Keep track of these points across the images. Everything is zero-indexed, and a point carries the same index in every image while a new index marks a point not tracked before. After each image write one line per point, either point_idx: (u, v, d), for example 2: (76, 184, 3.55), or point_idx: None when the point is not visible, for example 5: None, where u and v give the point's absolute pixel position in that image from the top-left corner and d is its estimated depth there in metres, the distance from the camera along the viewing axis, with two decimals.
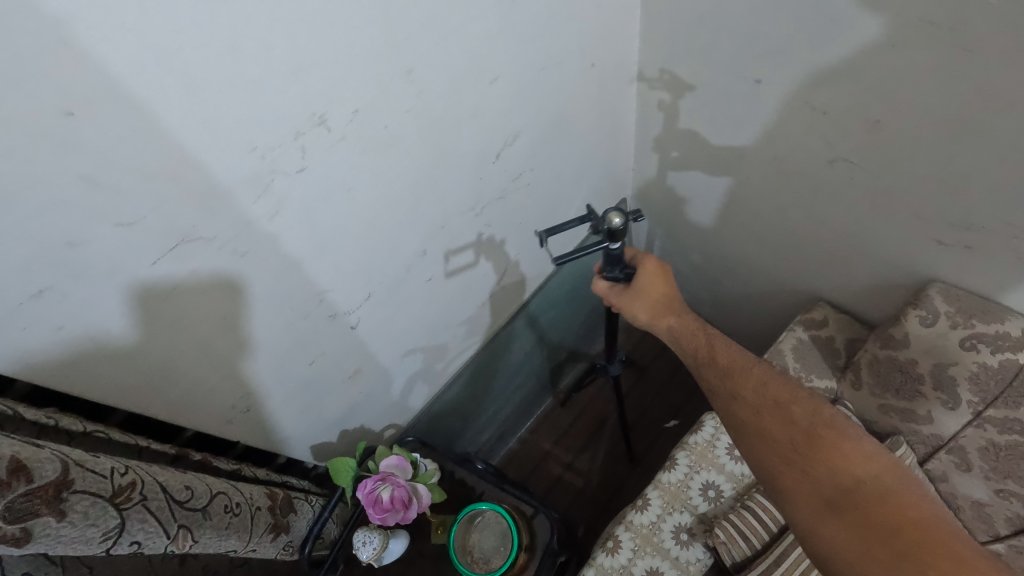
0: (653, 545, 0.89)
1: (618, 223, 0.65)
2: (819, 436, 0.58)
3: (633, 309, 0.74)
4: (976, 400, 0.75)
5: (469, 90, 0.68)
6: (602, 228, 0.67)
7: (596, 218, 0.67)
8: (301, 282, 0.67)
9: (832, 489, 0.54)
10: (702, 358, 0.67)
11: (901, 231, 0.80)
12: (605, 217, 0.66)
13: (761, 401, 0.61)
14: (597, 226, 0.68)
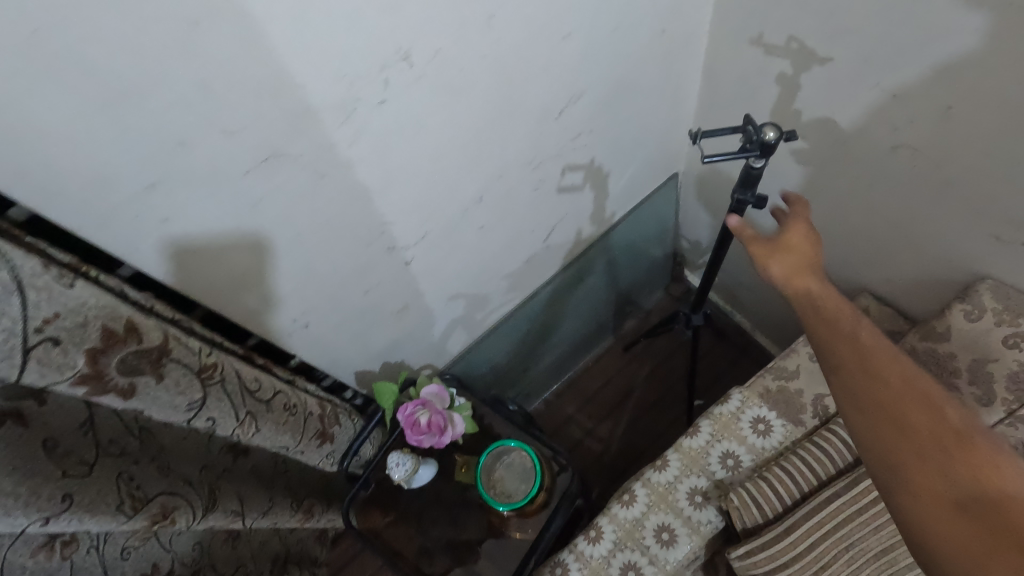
0: (667, 503, 0.93)
1: (773, 138, 0.63)
2: (966, 431, 0.50)
3: (766, 262, 0.63)
4: (1010, 398, 0.76)
5: (543, 43, 0.71)
6: (753, 140, 0.64)
7: (750, 130, 0.63)
8: (367, 211, 0.71)
9: (965, 489, 0.48)
10: (828, 322, 0.58)
11: (957, 225, 0.80)
12: (760, 127, 0.63)
13: (907, 388, 0.52)
14: (748, 137, 0.64)
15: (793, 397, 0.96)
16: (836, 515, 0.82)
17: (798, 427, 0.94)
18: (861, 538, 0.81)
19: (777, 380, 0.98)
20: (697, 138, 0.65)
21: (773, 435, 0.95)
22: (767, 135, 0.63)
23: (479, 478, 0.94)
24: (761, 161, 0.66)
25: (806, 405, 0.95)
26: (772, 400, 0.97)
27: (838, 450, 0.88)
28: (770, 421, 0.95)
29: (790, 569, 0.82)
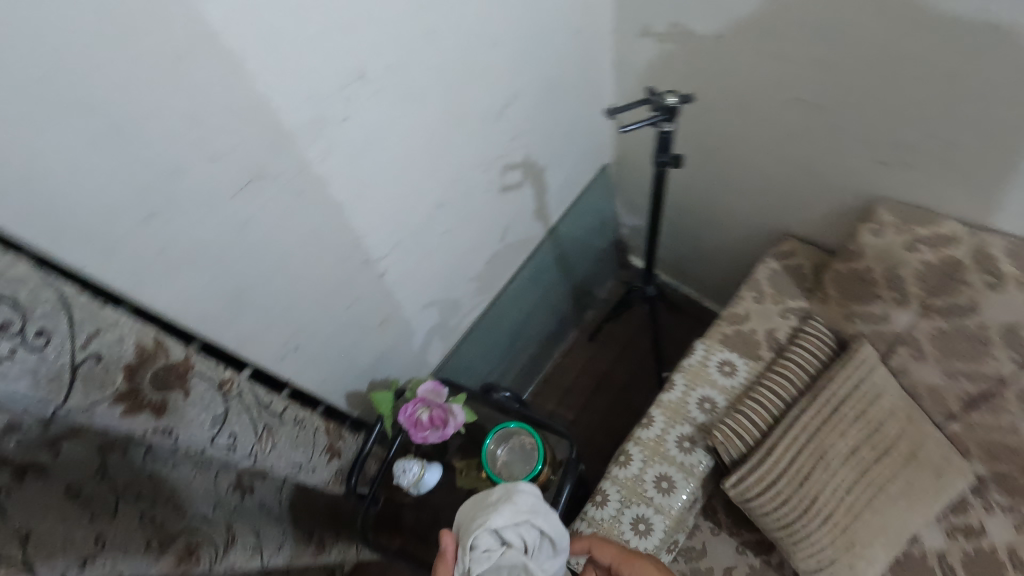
0: (660, 454, 1.00)
1: (675, 101, 0.73)
2: None
3: None
4: (922, 293, 0.90)
5: (477, 53, 0.80)
6: (658, 106, 0.74)
7: (654, 98, 0.73)
8: (343, 224, 0.76)
9: None
10: None
11: (849, 158, 0.94)
12: (661, 94, 0.73)
13: None
14: (654, 105, 0.74)
15: (749, 336, 1.07)
16: (805, 428, 0.94)
17: (758, 361, 1.05)
18: (827, 441, 0.94)
19: (732, 326, 1.09)
20: (613, 113, 0.75)
21: (738, 373, 1.04)
22: (669, 100, 0.73)
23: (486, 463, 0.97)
24: (670, 123, 0.76)
25: (761, 340, 1.06)
26: (732, 343, 1.07)
27: (796, 371, 0.99)
28: (734, 361, 1.05)
29: (780, 483, 0.93)
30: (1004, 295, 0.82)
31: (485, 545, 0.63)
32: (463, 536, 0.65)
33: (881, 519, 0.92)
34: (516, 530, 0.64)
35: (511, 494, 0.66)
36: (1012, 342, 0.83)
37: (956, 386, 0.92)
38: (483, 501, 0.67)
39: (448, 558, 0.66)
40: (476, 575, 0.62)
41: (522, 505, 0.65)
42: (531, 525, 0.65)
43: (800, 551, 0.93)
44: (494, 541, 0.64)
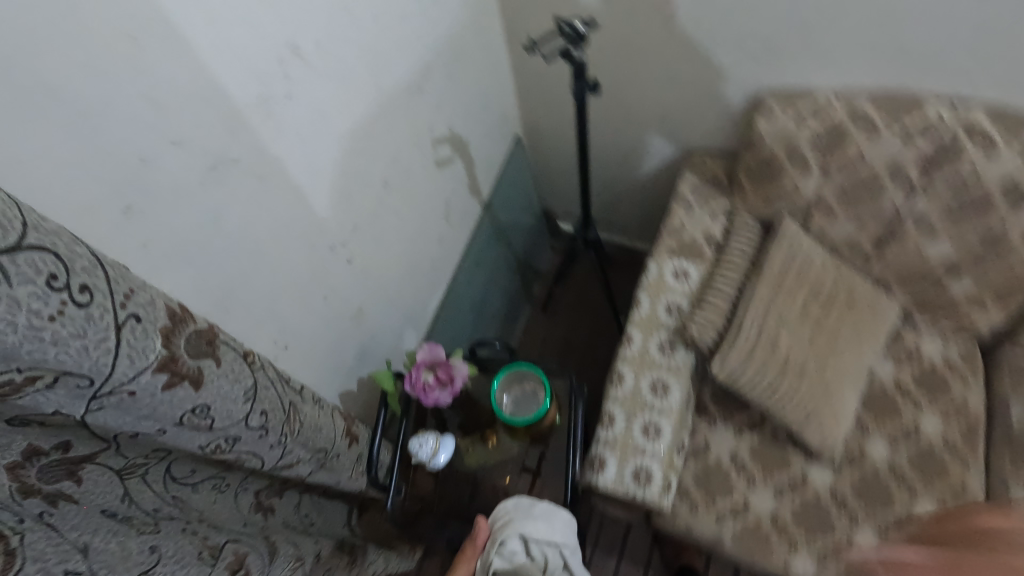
0: (647, 363, 1.07)
1: (582, 27, 0.81)
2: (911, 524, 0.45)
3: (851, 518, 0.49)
4: (819, 159, 1.03)
5: (390, 26, 0.84)
6: (569, 34, 0.82)
7: (565, 27, 0.81)
8: (305, 209, 0.77)
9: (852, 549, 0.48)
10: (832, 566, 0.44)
11: (730, 64, 1.07)
12: (570, 22, 0.80)
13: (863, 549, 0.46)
14: (565, 33, 0.82)
15: (691, 243, 1.16)
16: (761, 300, 1.06)
17: (704, 261, 1.15)
18: (780, 306, 1.07)
19: (674, 238, 1.17)
20: (534, 47, 0.80)
21: (691, 276, 1.13)
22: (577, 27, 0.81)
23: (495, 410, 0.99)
24: (580, 50, 0.84)
25: (701, 244, 1.16)
26: (679, 253, 1.15)
27: (739, 259, 1.12)
28: (685, 267, 1.14)
29: (754, 351, 1.04)
30: (879, 139, 0.97)
31: (512, 547, 0.86)
32: (498, 532, 0.89)
33: (838, 363, 1.08)
34: (542, 549, 0.86)
35: (548, 512, 0.90)
36: (896, 175, 0.99)
37: (866, 231, 1.07)
38: (526, 507, 0.90)
39: (478, 543, 0.91)
40: (496, 561, 0.85)
41: (557, 530, 0.88)
42: (557, 548, 0.87)
43: (783, 406, 1.06)
44: (520, 547, 0.86)
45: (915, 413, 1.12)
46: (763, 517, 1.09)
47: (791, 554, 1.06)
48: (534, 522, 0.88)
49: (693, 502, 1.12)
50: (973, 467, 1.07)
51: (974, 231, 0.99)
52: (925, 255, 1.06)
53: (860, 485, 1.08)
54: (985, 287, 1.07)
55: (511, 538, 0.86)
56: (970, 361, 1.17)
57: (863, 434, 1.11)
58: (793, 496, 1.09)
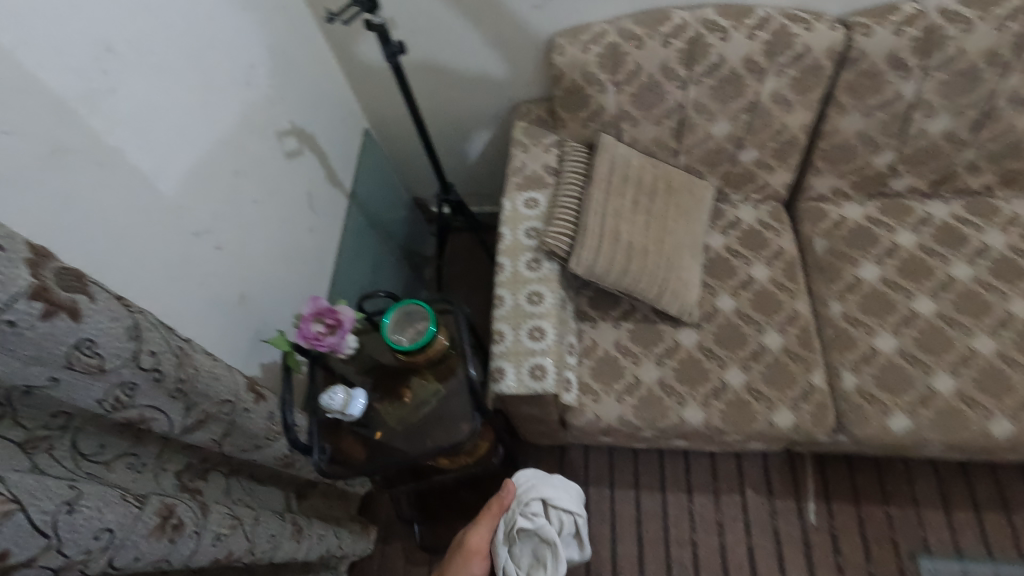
0: (520, 281, 1.20)
1: None
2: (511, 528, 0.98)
3: None
4: (610, 77, 1.23)
5: (201, 26, 0.92)
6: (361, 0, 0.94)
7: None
8: (157, 195, 0.83)
9: None
10: None
11: (519, 16, 1.26)
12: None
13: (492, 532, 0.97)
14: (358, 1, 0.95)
15: (533, 175, 1.33)
16: (598, 203, 1.23)
17: (548, 187, 1.31)
18: (614, 205, 1.24)
19: (519, 175, 1.33)
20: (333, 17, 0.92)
21: (540, 201, 1.29)
22: None
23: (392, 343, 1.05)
24: (374, 14, 0.97)
25: (542, 173, 1.33)
26: (525, 186, 1.32)
27: (575, 176, 1.29)
28: (533, 195, 1.30)
29: (602, 245, 1.20)
30: (647, 48, 1.19)
31: (533, 508, 1.04)
32: (522, 496, 1.06)
33: (674, 238, 1.28)
34: (556, 514, 1.06)
35: (562, 485, 1.11)
36: (669, 75, 1.21)
37: (664, 128, 1.29)
38: (544, 478, 1.10)
39: (504, 501, 1.07)
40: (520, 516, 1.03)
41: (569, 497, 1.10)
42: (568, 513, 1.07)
43: (642, 283, 1.22)
44: (538, 507, 1.05)
45: (747, 267, 1.35)
46: (653, 385, 1.26)
47: (682, 406, 1.23)
48: (554, 491, 1.08)
49: (595, 392, 1.27)
50: (798, 295, 1.31)
51: (736, 104, 1.24)
52: (713, 136, 1.29)
53: (719, 334, 1.28)
54: (766, 151, 1.32)
55: (534, 501, 1.04)
56: (776, 216, 1.42)
57: (711, 294, 1.32)
58: (672, 360, 1.27)
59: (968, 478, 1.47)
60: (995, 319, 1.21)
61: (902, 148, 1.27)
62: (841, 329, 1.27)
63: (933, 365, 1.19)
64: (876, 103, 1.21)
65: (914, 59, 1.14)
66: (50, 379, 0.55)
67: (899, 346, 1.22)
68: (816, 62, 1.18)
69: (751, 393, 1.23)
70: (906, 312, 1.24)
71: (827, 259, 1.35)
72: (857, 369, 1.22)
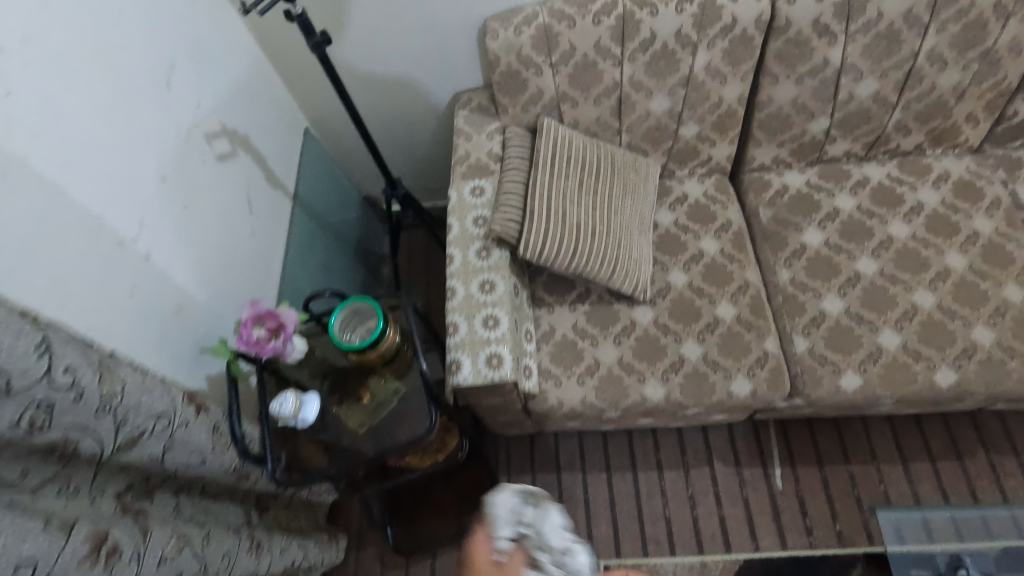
0: (472, 270, 1.19)
1: None
2: None
3: None
4: (545, 59, 1.22)
5: (107, 24, 0.87)
6: None
7: None
8: (71, 205, 0.78)
9: None
10: None
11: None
12: None
13: None
14: None
15: (478, 164, 1.32)
16: (543, 186, 1.23)
17: (493, 175, 1.30)
18: (560, 188, 1.24)
19: (463, 164, 1.32)
20: (249, 9, 0.88)
21: (486, 189, 1.28)
22: None
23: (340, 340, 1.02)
24: (293, 4, 0.94)
25: (487, 161, 1.32)
26: (471, 175, 1.30)
27: (519, 162, 1.29)
28: (480, 184, 1.29)
29: (551, 228, 1.19)
30: (580, 27, 1.17)
31: None
32: None
33: (622, 218, 1.28)
34: None
35: None
36: (604, 54, 1.20)
37: (603, 107, 1.29)
38: None
39: None
40: None
41: None
42: None
43: (592, 263, 1.22)
44: None
45: (696, 241, 1.37)
46: (612, 364, 1.26)
47: (642, 383, 1.24)
48: None
49: (556, 377, 1.26)
50: (748, 265, 1.33)
51: (672, 80, 1.24)
52: (653, 112, 1.30)
53: (674, 309, 1.29)
54: (705, 124, 1.34)
55: None
56: (721, 188, 1.44)
57: (664, 270, 1.33)
58: (629, 339, 1.27)
59: (922, 429, 1.53)
60: (933, 273, 1.25)
61: (835, 114, 1.30)
62: (791, 295, 1.29)
63: (879, 322, 1.22)
64: (806, 70, 1.23)
65: (838, 24, 1.16)
66: (23, 474, 0.64)
67: (846, 307, 1.25)
68: (745, 32, 1.18)
69: (709, 364, 1.24)
70: (850, 273, 1.27)
71: (774, 227, 1.37)
72: (808, 332, 1.24)
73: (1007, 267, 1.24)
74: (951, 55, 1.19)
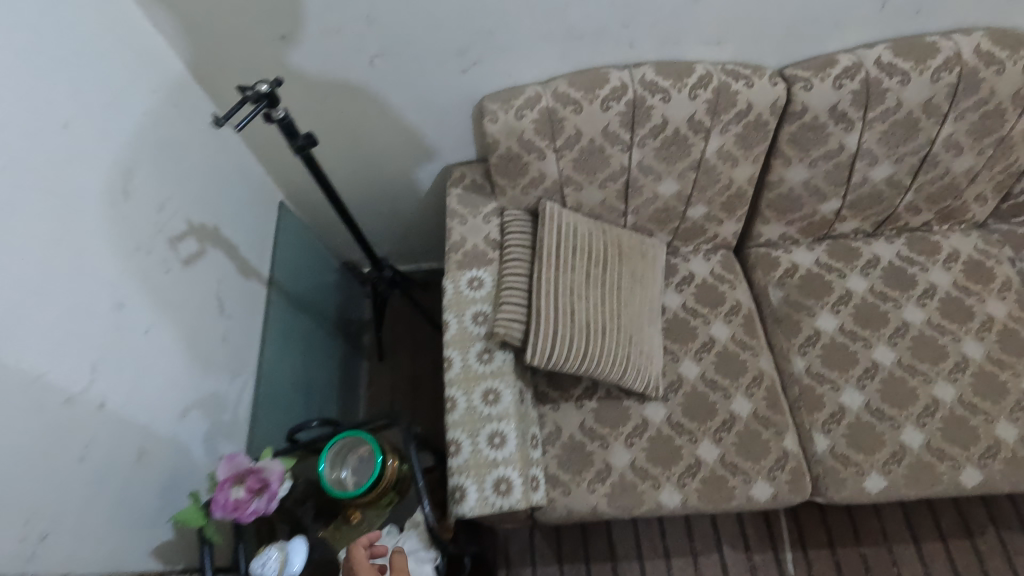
0: (473, 378, 1.08)
1: (268, 87, 0.79)
2: None
3: None
4: (548, 143, 1.13)
5: (51, 138, 0.74)
6: (254, 96, 0.79)
7: (247, 91, 0.78)
8: (6, 371, 0.65)
9: None
10: None
11: (442, 80, 1.13)
12: (252, 85, 0.78)
13: None
14: (252, 97, 0.79)
15: (476, 251, 1.21)
16: (549, 281, 1.13)
17: (492, 264, 1.20)
18: (567, 282, 1.15)
19: (458, 252, 1.21)
20: (222, 120, 0.76)
21: (485, 281, 1.18)
22: (263, 89, 0.79)
23: (334, 487, 0.90)
24: (274, 108, 0.83)
25: (485, 249, 1.21)
26: (468, 264, 1.20)
27: (520, 251, 1.19)
28: (478, 275, 1.19)
29: (560, 329, 1.09)
30: (586, 113, 1.09)
31: None
32: None
33: (631, 310, 1.20)
34: None
35: None
36: (611, 140, 1.12)
37: (608, 191, 1.21)
38: None
39: None
40: None
41: None
42: None
43: (604, 365, 1.13)
44: None
45: (706, 327, 1.29)
46: (625, 469, 1.17)
47: (658, 490, 1.14)
48: None
49: (565, 485, 1.16)
50: (762, 354, 1.26)
51: (681, 164, 1.17)
52: (661, 195, 1.22)
53: (687, 405, 1.21)
54: (714, 205, 1.27)
55: None
56: (729, 267, 1.37)
57: (674, 361, 1.25)
58: (642, 440, 1.19)
59: (932, 507, 1.49)
60: (951, 364, 1.20)
61: (846, 196, 1.25)
62: (808, 388, 1.23)
63: (901, 419, 1.17)
64: (820, 155, 1.17)
65: (854, 112, 1.11)
66: None
67: (866, 402, 1.19)
68: (760, 118, 1.12)
69: (727, 468, 1.16)
70: (867, 363, 1.22)
71: (786, 311, 1.31)
72: (828, 430, 1.18)
73: None
74: (966, 142, 1.15)
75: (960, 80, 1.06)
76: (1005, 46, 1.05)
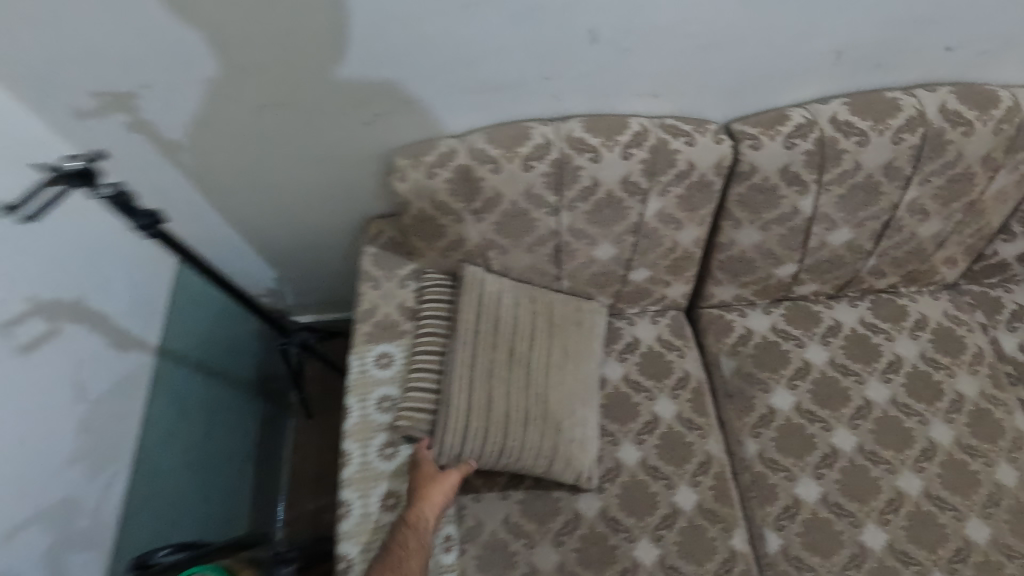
0: (371, 478, 0.95)
1: (80, 165, 0.65)
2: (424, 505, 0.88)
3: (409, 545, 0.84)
4: (465, 204, 0.99)
5: None
6: (62, 177, 0.64)
7: (53, 170, 0.64)
8: None
9: None
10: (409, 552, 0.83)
11: (344, 131, 0.99)
12: (57, 163, 0.64)
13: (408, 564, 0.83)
14: (62, 177, 0.65)
15: (387, 322, 1.07)
16: (465, 364, 1.00)
17: (403, 338, 1.07)
18: (485, 363, 1.02)
19: (367, 323, 1.07)
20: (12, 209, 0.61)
21: (395, 359, 1.04)
22: (74, 166, 0.65)
23: None
24: (100, 185, 0.68)
25: (398, 319, 1.08)
26: (377, 338, 1.06)
27: (436, 324, 1.05)
28: (387, 351, 1.05)
29: (473, 422, 0.97)
30: (506, 172, 0.95)
31: None
32: None
33: (566, 393, 1.05)
34: None
35: None
36: (536, 202, 0.99)
37: (537, 255, 1.07)
38: None
39: None
40: None
41: None
42: None
43: (526, 460, 0.99)
44: None
45: (650, 403, 1.16)
46: (552, 574, 1.02)
47: None
48: None
49: None
50: (710, 435, 1.13)
51: (618, 228, 1.04)
52: (597, 259, 1.09)
53: (625, 497, 1.08)
54: (659, 268, 1.14)
55: None
56: (679, 332, 1.24)
57: (613, 444, 1.12)
58: (572, 538, 1.04)
59: None
60: (917, 451, 1.08)
61: (803, 260, 1.13)
62: (761, 476, 1.10)
63: (861, 515, 1.04)
64: (773, 218, 1.05)
65: (809, 174, 0.98)
66: None
67: (823, 494, 1.06)
68: (705, 178, 0.99)
69: (667, 572, 1.02)
70: (825, 449, 1.09)
71: (738, 384, 1.18)
72: (781, 526, 1.05)
73: (996, 440, 1.09)
74: (932, 206, 1.04)
75: (924, 142, 0.95)
76: (973, 105, 0.94)
